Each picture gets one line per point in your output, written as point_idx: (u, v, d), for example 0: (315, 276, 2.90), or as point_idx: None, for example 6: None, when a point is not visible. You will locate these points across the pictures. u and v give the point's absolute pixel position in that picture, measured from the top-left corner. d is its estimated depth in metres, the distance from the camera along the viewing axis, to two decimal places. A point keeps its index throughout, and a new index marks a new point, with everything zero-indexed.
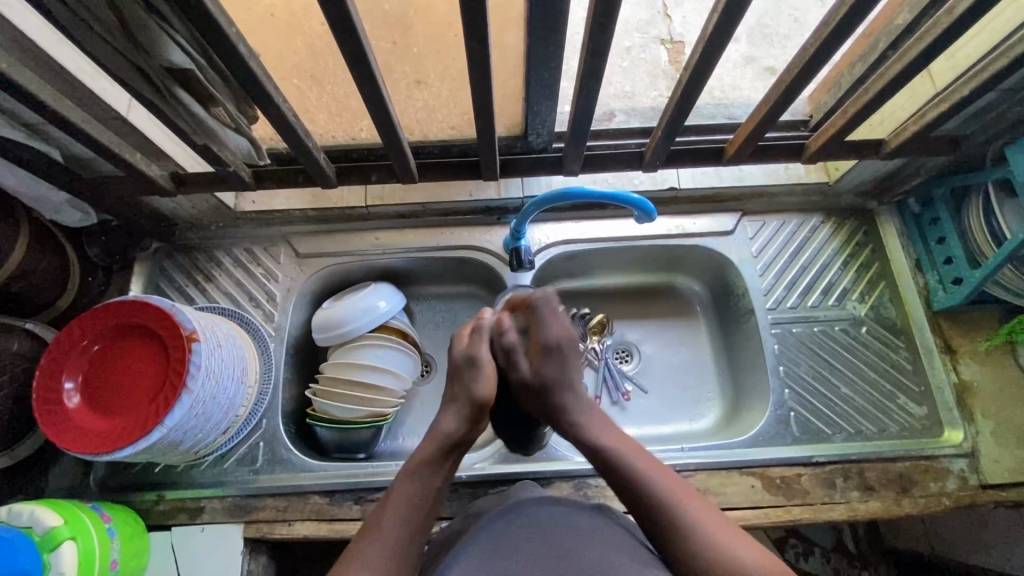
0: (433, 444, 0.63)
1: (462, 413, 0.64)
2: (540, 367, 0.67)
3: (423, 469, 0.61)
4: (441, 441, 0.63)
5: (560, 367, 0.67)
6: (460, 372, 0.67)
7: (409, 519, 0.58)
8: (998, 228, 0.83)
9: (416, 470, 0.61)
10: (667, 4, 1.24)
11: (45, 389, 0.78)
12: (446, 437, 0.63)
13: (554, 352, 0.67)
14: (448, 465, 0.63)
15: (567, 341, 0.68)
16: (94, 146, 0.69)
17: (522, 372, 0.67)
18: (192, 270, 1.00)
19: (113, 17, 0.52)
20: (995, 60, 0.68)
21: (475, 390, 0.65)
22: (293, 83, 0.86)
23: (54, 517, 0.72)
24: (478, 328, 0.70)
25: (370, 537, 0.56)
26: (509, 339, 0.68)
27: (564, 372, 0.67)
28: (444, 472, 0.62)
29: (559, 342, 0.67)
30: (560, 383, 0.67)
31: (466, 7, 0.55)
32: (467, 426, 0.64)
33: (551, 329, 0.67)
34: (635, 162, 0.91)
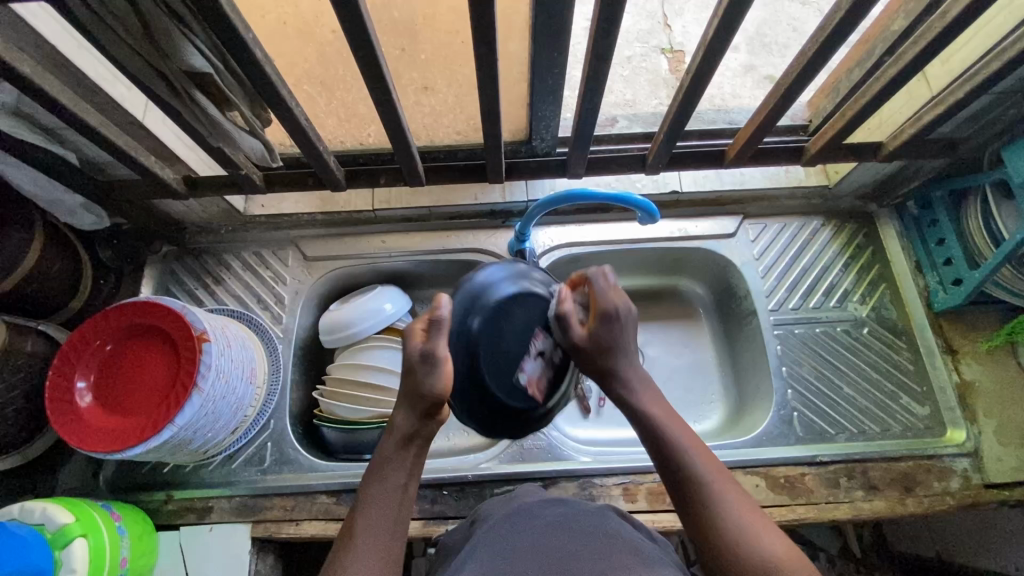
0: (392, 438, 0.62)
1: (414, 410, 0.61)
2: (596, 332, 0.65)
3: (387, 466, 0.61)
4: (398, 432, 0.62)
5: (619, 335, 0.66)
6: (412, 370, 0.61)
7: (384, 515, 0.58)
8: (997, 229, 0.85)
9: (381, 466, 0.61)
10: (667, 15, 1.27)
11: (59, 387, 0.79)
12: (400, 430, 0.61)
13: (612, 319, 0.65)
14: (411, 456, 0.61)
15: (626, 307, 0.66)
16: (111, 149, 0.70)
17: (574, 337, 0.66)
18: (202, 273, 1.02)
19: (136, 23, 0.54)
20: (989, 63, 0.69)
21: (426, 389, 0.60)
22: (304, 90, 0.85)
23: (66, 515, 0.73)
24: (432, 323, 0.62)
25: (346, 547, 0.56)
26: (566, 307, 0.66)
27: (621, 339, 0.66)
28: (410, 463, 0.61)
29: (618, 309, 0.66)
30: (616, 349, 0.66)
31: (474, 14, 0.57)
32: (419, 422, 0.61)
33: (608, 296, 0.66)
34: (638, 165, 0.93)
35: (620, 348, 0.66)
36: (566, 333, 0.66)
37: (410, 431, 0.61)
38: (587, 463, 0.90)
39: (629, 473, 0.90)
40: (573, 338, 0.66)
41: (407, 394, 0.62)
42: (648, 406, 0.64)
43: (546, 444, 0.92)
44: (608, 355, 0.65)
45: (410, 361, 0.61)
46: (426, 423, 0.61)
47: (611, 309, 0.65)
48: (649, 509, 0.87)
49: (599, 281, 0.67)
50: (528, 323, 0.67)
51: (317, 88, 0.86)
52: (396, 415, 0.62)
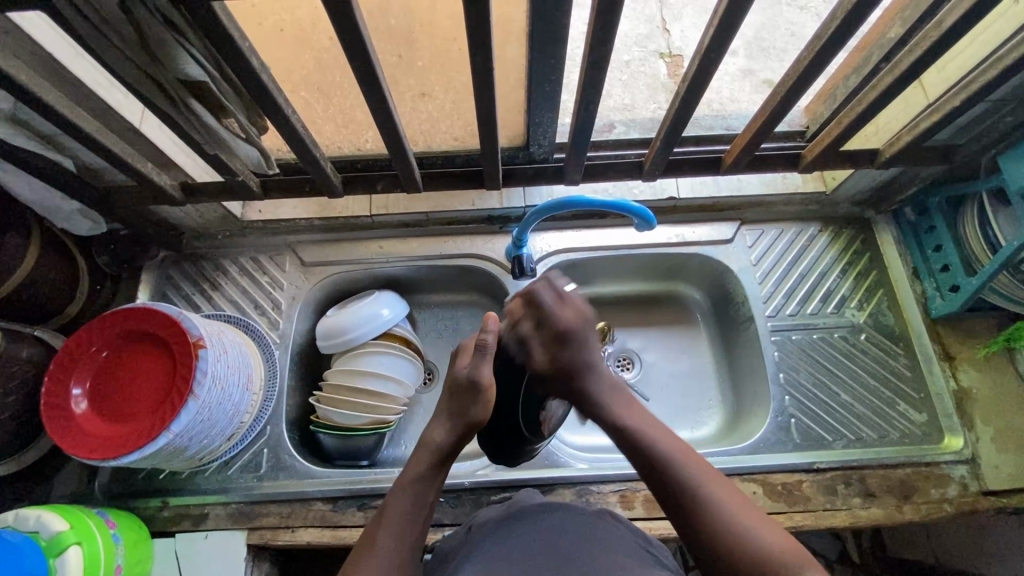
0: (426, 456, 0.63)
1: (455, 433, 0.64)
2: (557, 355, 0.69)
3: (417, 481, 0.61)
4: (432, 453, 0.63)
5: (580, 354, 0.69)
6: (459, 390, 0.65)
7: (410, 528, 0.59)
8: (994, 237, 0.85)
9: (410, 479, 0.62)
10: (665, 19, 1.27)
11: (56, 393, 0.79)
12: (435, 449, 0.63)
13: (569, 340, 0.69)
14: (440, 476, 0.63)
15: (581, 324, 0.70)
16: (107, 156, 0.70)
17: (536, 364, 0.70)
18: (199, 279, 1.02)
19: (132, 32, 0.54)
20: (985, 72, 0.69)
21: (471, 413, 0.64)
22: (302, 96, 0.85)
23: (61, 522, 0.73)
24: (478, 348, 0.66)
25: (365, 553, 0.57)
26: (526, 334, 0.71)
27: (583, 354, 0.69)
28: (438, 484, 0.63)
29: (572, 327, 0.69)
30: (579, 367, 0.69)
31: (471, 23, 0.57)
32: (455, 444, 0.64)
33: (562, 317, 0.70)
34: (635, 172, 0.93)
35: (583, 364, 0.69)
36: (527, 358, 0.70)
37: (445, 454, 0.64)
38: (585, 469, 0.90)
39: (626, 480, 0.89)
40: (535, 365, 0.70)
41: (447, 412, 0.65)
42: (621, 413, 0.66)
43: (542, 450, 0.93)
44: (569, 375, 0.69)
45: (455, 384, 0.66)
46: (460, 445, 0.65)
47: (569, 329, 0.69)
48: (646, 516, 0.87)
49: (550, 299, 0.71)
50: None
51: (314, 94, 0.85)
52: (429, 431, 0.65)
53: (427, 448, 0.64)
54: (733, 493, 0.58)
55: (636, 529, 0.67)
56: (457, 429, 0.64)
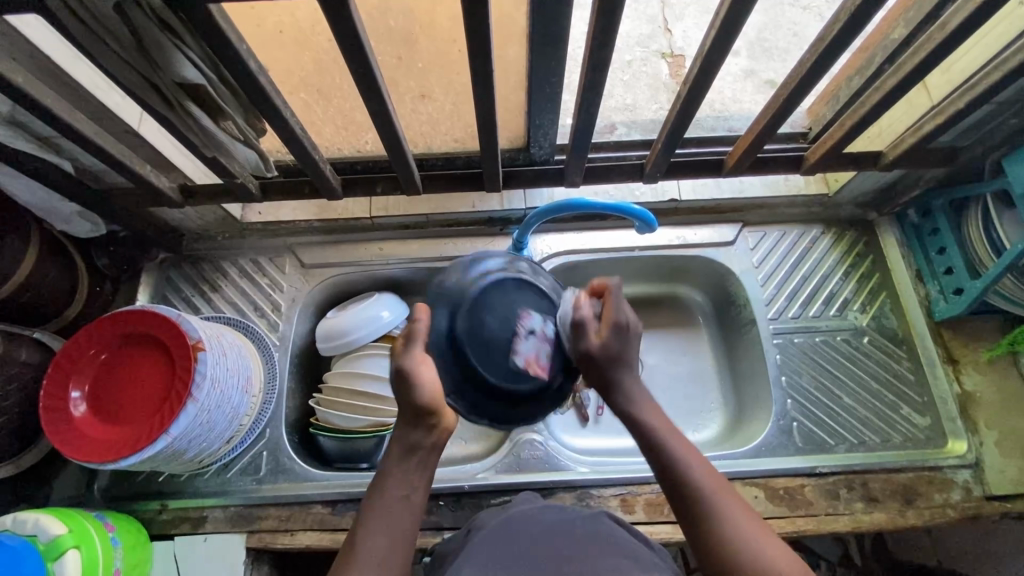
0: (396, 449, 0.60)
1: (413, 420, 0.59)
2: (614, 343, 0.62)
3: (390, 478, 0.58)
4: (401, 444, 0.60)
5: (628, 346, 0.62)
6: (399, 385, 0.59)
7: (389, 529, 0.56)
8: (998, 239, 0.84)
9: (384, 477, 0.59)
10: (667, 19, 1.26)
11: (55, 397, 0.79)
12: (406, 440, 0.60)
13: (625, 332, 0.62)
14: (416, 467, 0.59)
15: (638, 323, 0.64)
16: (106, 159, 0.70)
17: (589, 345, 0.61)
18: (199, 280, 1.02)
19: (129, 36, 0.53)
20: (989, 74, 0.69)
21: (415, 398, 0.58)
22: (301, 97, 0.85)
23: (59, 526, 0.73)
24: (408, 334, 0.61)
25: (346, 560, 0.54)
26: (584, 313, 0.62)
27: (629, 350, 0.63)
28: (416, 474, 0.59)
29: (632, 325, 0.63)
30: (625, 360, 0.62)
31: (471, 25, 0.57)
32: (420, 431, 0.59)
33: (627, 310, 0.63)
34: (636, 174, 0.92)
35: (628, 358, 0.62)
36: (578, 337, 0.61)
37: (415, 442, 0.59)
38: (585, 473, 0.90)
39: (627, 483, 0.89)
40: (588, 346, 0.61)
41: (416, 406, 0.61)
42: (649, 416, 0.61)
43: (543, 453, 0.92)
44: (614, 366, 0.61)
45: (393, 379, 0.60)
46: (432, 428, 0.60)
47: (622, 320, 0.62)
48: (648, 520, 0.87)
49: (625, 297, 0.64)
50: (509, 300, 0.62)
51: (313, 96, 0.85)
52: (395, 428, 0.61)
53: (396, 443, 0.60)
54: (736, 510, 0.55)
55: (639, 534, 0.67)
56: (413, 418, 0.59)
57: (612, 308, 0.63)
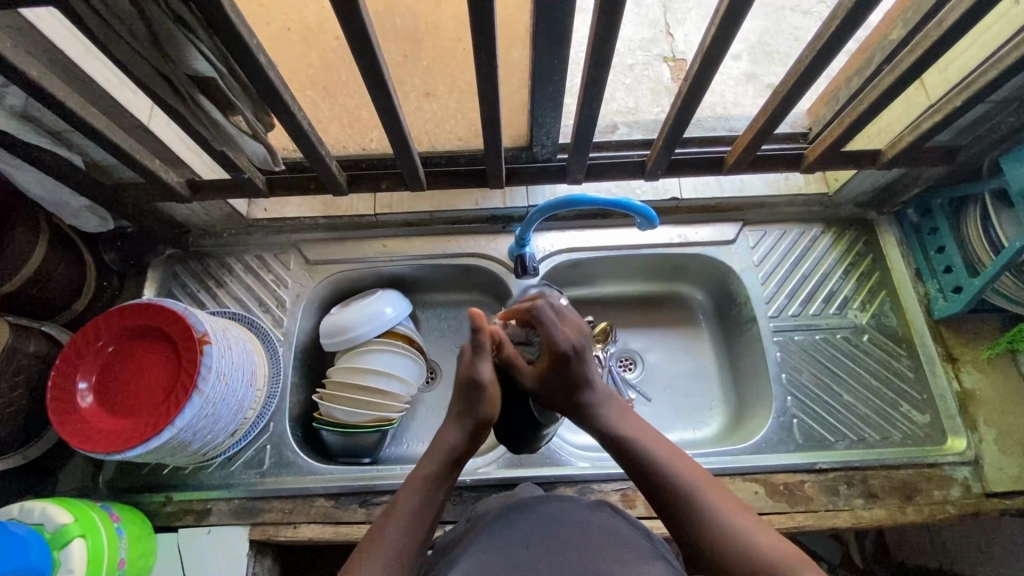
0: (440, 455, 0.64)
1: (467, 430, 0.65)
2: (555, 372, 0.69)
3: (426, 483, 0.62)
4: (444, 454, 0.64)
5: (581, 371, 0.69)
6: (464, 391, 0.67)
7: (419, 526, 0.59)
8: (996, 237, 0.85)
9: (421, 479, 0.62)
10: (669, 24, 1.28)
11: (63, 386, 0.80)
12: (449, 450, 0.64)
13: (564, 360, 0.68)
14: (452, 476, 0.64)
15: (580, 341, 0.70)
16: (116, 152, 0.71)
17: (528, 379, 0.71)
18: (205, 276, 1.03)
19: (142, 28, 0.55)
20: (987, 71, 0.69)
21: (481, 411, 0.66)
22: (308, 96, 0.87)
23: (65, 514, 0.74)
24: (478, 347, 0.67)
25: (375, 543, 0.57)
26: (513, 354, 0.72)
27: (584, 372, 0.69)
28: (449, 484, 0.63)
29: (572, 344, 0.69)
30: (573, 383, 0.69)
31: (475, 22, 0.58)
32: (468, 443, 0.65)
33: (558, 334, 0.70)
34: (637, 172, 0.93)
35: (584, 378, 0.69)
36: (519, 374, 0.72)
37: (456, 454, 0.64)
38: (585, 468, 0.90)
39: (628, 479, 0.90)
40: (527, 381, 0.71)
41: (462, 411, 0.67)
42: (619, 426, 0.67)
43: (546, 449, 0.93)
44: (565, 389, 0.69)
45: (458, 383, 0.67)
46: (474, 445, 0.66)
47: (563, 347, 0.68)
48: (648, 515, 0.87)
49: (544, 317, 0.70)
50: None
51: (319, 93, 0.88)
52: (443, 434, 0.65)
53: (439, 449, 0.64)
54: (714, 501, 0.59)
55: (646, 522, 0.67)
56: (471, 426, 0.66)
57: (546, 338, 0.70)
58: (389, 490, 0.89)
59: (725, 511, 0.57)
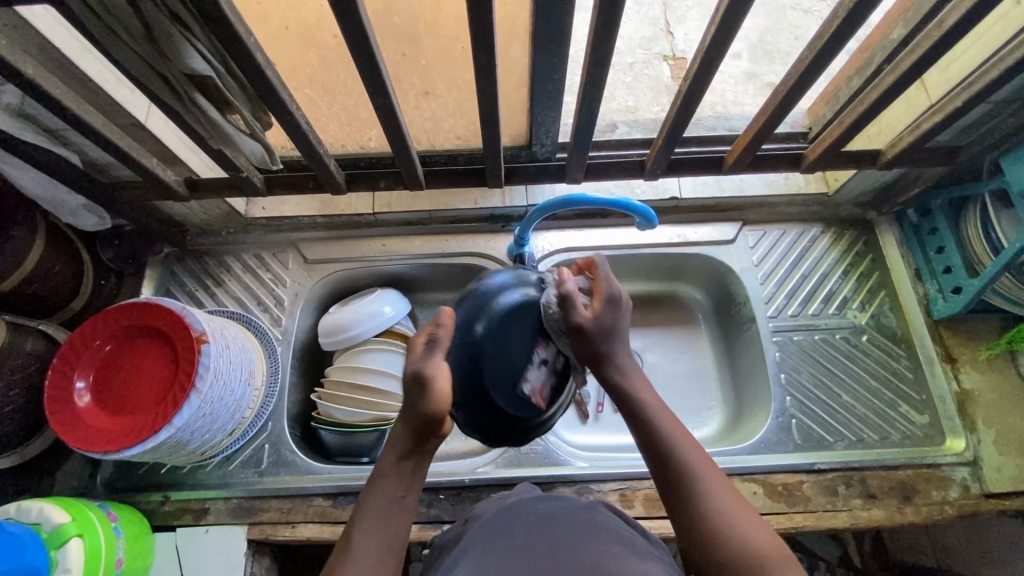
0: (391, 453, 0.60)
1: (412, 428, 0.59)
2: (602, 315, 0.64)
3: (381, 484, 0.59)
4: (394, 450, 0.59)
5: (620, 321, 0.65)
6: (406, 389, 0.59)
7: (383, 532, 0.56)
8: (996, 238, 0.85)
9: (377, 483, 0.59)
10: (669, 22, 1.27)
11: (60, 385, 0.80)
12: (398, 446, 0.59)
13: (614, 304, 0.65)
14: (410, 470, 0.59)
15: (626, 295, 0.67)
16: (113, 151, 0.71)
17: (580, 316, 0.63)
18: (203, 275, 1.02)
19: (138, 26, 0.54)
20: (988, 72, 0.69)
21: (424, 408, 0.57)
22: (306, 94, 0.86)
23: (62, 514, 0.73)
24: (431, 340, 0.60)
25: (339, 558, 0.55)
26: (571, 288, 0.64)
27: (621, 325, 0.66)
28: (409, 479, 0.59)
29: (620, 294, 0.66)
30: (614, 330, 0.65)
31: (474, 20, 0.58)
32: (418, 438, 0.59)
33: (614, 284, 0.66)
34: (637, 171, 0.93)
35: (621, 331, 0.65)
36: (568, 312, 0.64)
37: (408, 448, 0.59)
38: (583, 468, 0.90)
39: (626, 479, 0.90)
40: (579, 318, 0.63)
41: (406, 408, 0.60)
42: (638, 390, 0.64)
43: (544, 449, 0.92)
44: (606, 335, 0.64)
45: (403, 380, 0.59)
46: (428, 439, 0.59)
47: (616, 292, 0.65)
48: (647, 515, 0.87)
49: (604, 267, 0.67)
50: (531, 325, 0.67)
51: (318, 92, 0.88)
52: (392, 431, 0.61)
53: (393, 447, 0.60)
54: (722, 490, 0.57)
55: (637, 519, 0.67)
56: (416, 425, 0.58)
57: (602, 282, 0.66)
58: None
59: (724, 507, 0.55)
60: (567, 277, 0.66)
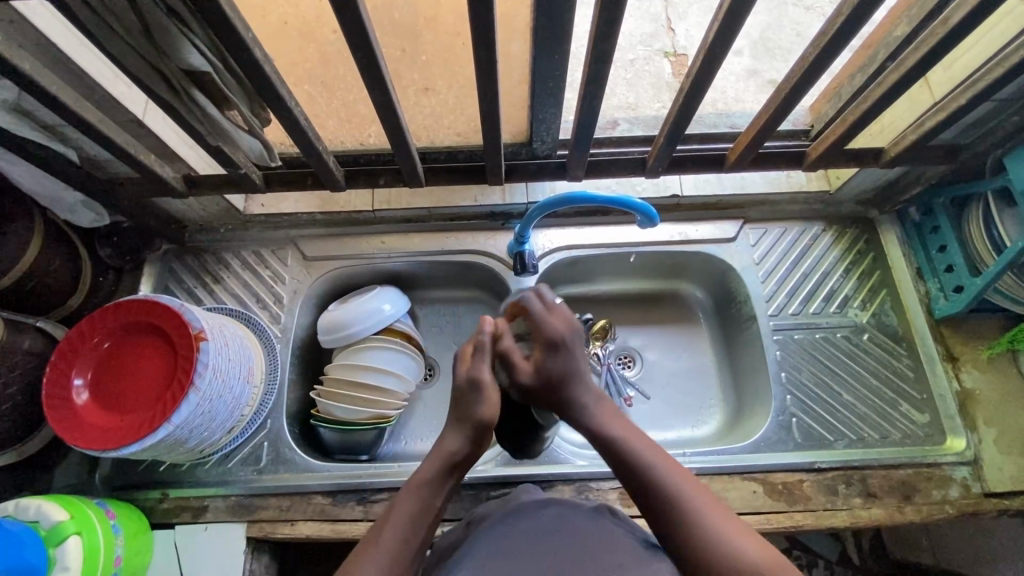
0: (437, 457, 0.64)
1: (466, 435, 0.64)
2: (545, 364, 0.66)
3: (419, 494, 0.62)
4: (442, 457, 0.64)
5: (570, 362, 0.66)
6: (461, 393, 0.65)
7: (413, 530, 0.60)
8: (998, 237, 0.84)
9: (418, 486, 0.62)
10: (670, 18, 1.27)
11: (58, 382, 0.79)
12: (449, 455, 0.63)
13: (558, 348, 0.66)
14: (449, 482, 0.64)
15: (569, 332, 0.67)
16: (110, 147, 0.70)
17: (522, 373, 0.66)
18: (201, 272, 1.02)
19: (136, 21, 0.54)
20: (993, 69, 0.69)
21: (477, 411, 0.64)
22: (305, 90, 0.86)
23: (60, 512, 0.73)
24: (477, 347, 0.67)
25: (370, 546, 0.58)
26: (507, 344, 0.67)
27: (572, 364, 0.67)
28: (446, 491, 0.63)
29: (562, 335, 0.66)
30: (569, 374, 0.66)
31: (474, 16, 0.57)
32: (468, 449, 0.64)
33: (550, 325, 0.67)
34: (638, 169, 0.93)
35: (572, 371, 0.66)
36: (510, 373, 0.67)
37: (456, 459, 0.64)
38: (583, 467, 0.90)
39: None
40: (520, 377, 0.66)
41: (459, 416, 0.65)
42: (607, 424, 0.65)
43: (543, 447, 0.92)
44: (563, 384, 0.66)
45: (456, 385, 0.66)
46: (474, 453, 0.65)
47: (554, 333, 0.66)
48: None
49: (537, 310, 0.68)
50: None
51: (317, 88, 0.87)
52: (443, 438, 0.65)
53: (439, 451, 0.64)
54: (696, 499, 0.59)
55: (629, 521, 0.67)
56: (468, 425, 0.64)
57: (539, 327, 0.67)
58: (385, 488, 0.89)
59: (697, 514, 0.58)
60: (501, 328, 0.69)
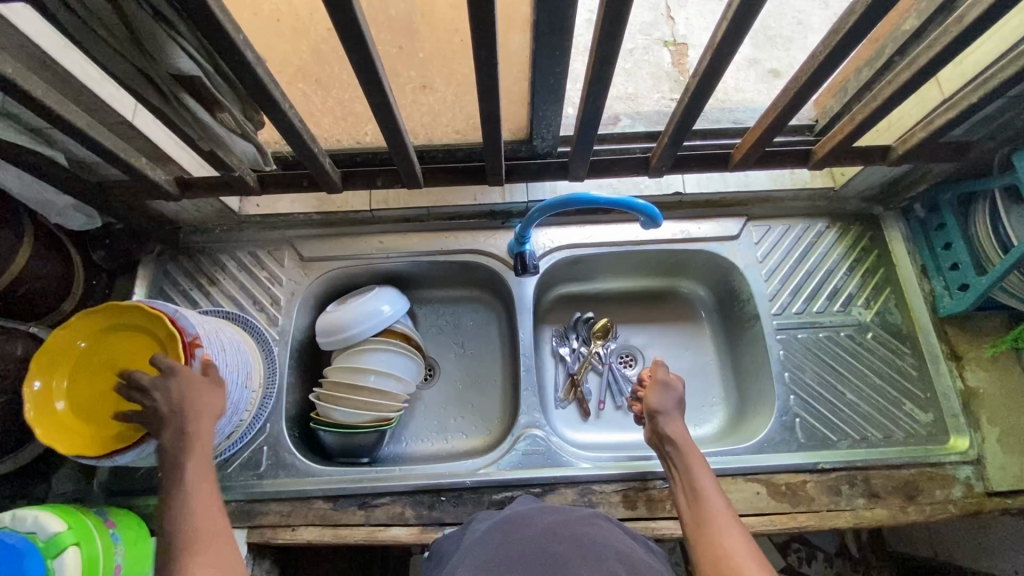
0: (177, 448, 0.68)
1: (191, 423, 0.69)
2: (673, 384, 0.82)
3: (190, 477, 0.67)
4: (177, 447, 0.68)
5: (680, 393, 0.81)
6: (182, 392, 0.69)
7: (203, 511, 0.65)
8: (1004, 234, 0.83)
9: (187, 482, 0.66)
10: (669, 6, 1.24)
11: (35, 397, 0.75)
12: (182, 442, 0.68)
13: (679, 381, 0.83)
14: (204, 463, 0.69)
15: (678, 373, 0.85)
16: (98, 150, 0.68)
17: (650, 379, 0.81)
18: (196, 273, 1.00)
19: (122, 25, 0.52)
20: (1007, 67, 0.67)
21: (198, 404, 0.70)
22: (299, 88, 0.83)
23: (58, 523, 0.72)
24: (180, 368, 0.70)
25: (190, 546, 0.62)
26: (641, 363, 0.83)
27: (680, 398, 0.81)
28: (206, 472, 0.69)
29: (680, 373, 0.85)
30: (669, 413, 0.79)
31: (474, 15, 0.55)
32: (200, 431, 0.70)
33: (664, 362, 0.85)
34: (641, 168, 0.91)
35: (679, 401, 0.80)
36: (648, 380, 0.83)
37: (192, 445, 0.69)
38: (587, 469, 0.89)
39: (628, 480, 0.89)
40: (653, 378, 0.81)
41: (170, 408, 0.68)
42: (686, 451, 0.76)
43: (545, 449, 0.91)
44: (656, 414, 0.79)
45: (162, 388, 0.68)
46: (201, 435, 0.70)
47: (671, 378, 0.81)
48: (648, 516, 0.87)
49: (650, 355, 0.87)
50: (372, 312, 0.94)
51: (312, 86, 0.84)
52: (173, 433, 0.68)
53: (180, 464, 0.67)
54: (735, 535, 0.65)
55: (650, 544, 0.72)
56: (186, 420, 0.69)
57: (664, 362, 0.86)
58: (386, 493, 0.88)
59: (725, 537, 0.65)
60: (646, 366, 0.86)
